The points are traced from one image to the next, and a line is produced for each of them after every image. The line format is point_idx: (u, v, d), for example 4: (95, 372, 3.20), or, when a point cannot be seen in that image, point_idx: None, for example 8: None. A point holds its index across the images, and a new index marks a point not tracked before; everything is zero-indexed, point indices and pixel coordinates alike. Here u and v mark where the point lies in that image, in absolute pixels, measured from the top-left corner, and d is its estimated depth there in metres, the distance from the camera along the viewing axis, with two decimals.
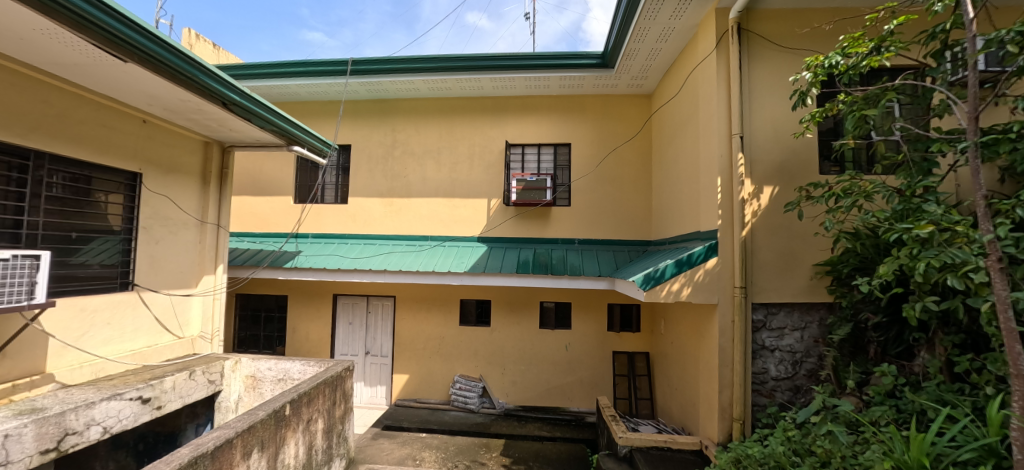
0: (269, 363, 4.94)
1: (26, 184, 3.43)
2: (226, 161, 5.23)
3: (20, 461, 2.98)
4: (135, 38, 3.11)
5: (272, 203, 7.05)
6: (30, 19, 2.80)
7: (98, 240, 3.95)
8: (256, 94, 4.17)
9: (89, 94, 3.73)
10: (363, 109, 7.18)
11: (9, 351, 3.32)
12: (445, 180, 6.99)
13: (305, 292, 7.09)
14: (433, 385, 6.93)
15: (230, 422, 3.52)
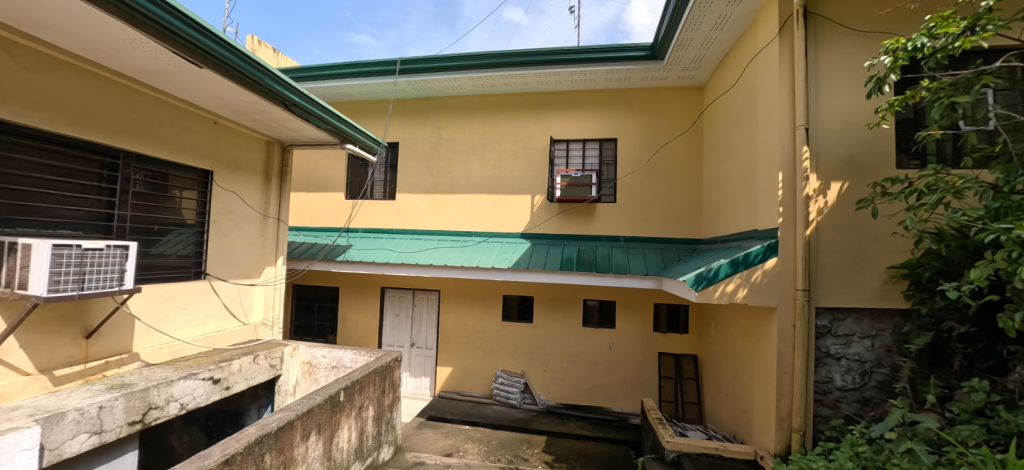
0: (324, 350, 5.22)
1: (115, 181, 3.81)
2: (286, 159, 5.56)
3: (112, 430, 3.35)
4: (207, 44, 3.37)
5: (325, 199, 7.42)
6: (120, 31, 3.11)
7: (175, 232, 4.34)
8: (313, 95, 4.40)
9: (168, 97, 4.09)
10: (409, 108, 7.38)
11: (104, 331, 3.73)
12: (489, 176, 7.04)
13: (354, 284, 7.42)
14: (475, 378, 7.04)
15: (291, 405, 3.77)
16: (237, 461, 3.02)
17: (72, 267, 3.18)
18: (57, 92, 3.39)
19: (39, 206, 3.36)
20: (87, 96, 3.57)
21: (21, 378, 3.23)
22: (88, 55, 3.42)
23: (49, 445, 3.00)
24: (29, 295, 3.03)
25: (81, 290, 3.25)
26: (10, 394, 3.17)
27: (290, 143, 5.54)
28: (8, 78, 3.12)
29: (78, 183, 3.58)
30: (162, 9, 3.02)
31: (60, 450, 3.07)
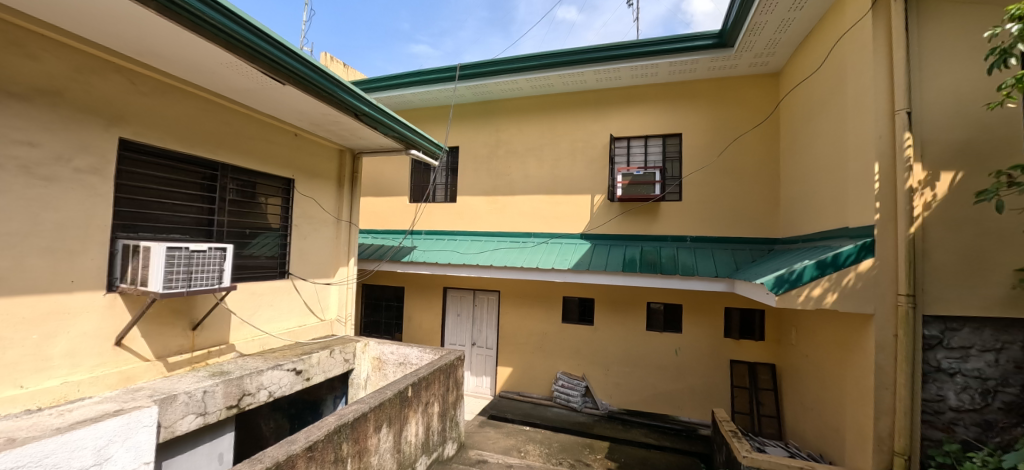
0: (393, 347, 5.44)
1: (214, 190, 4.27)
2: (356, 166, 5.94)
3: (213, 412, 3.73)
4: (288, 61, 3.69)
5: (391, 202, 7.81)
6: (217, 56, 3.48)
7: (263, 235, 4.78)
8: (382, 104, 4.64)
9: (256, 113, 4.53)
10: (469, 112, 7.57)
11: (207, 323, 4.18)
12: (547, 177, 7.01)
13: (419, 284, 7.72)
14: (535, 380, 7.03)
15: (364, 398, 4.01)
16: (319, 447, 3.26)
17: (181, 267, 3.55)
18: (171, 114, 3.83)
19: (157, 214, 3.81)
20: (193, 115, 4.01)
21: (143, 363, 3.67)
22: (192, 79, 3.87)
23: (165, 423, 3.40)
24: (148, 290, 3.42)
25: (189, 287, 3.60)
26: (135, 376, 3.61)
27: (360, 151, 5.91)
28: (132, 103, 3.57)
29: (186, 192, 4.03)
30: (252, 33, 3.36)
31: (173, 428, 3.47)
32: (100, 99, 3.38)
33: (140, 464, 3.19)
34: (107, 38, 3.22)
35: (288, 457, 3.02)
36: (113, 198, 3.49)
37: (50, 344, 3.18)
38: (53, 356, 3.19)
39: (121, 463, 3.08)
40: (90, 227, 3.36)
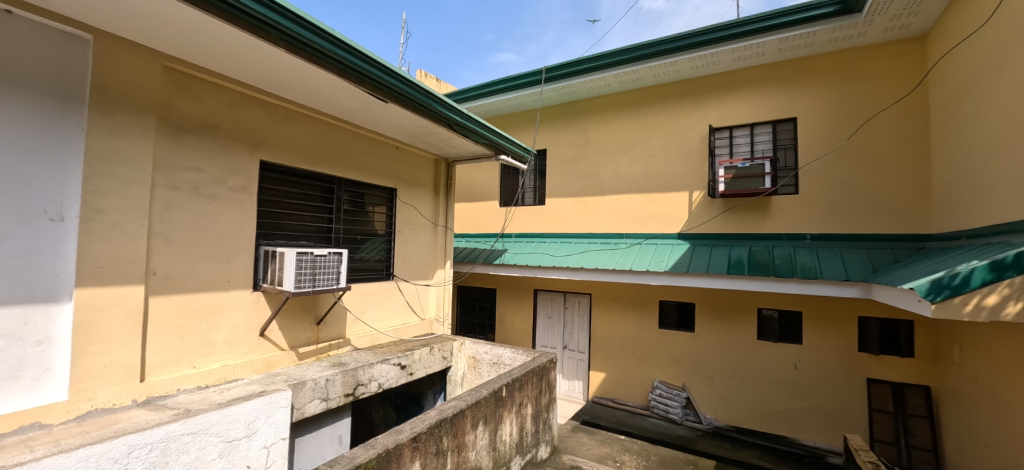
0: (487, 347, 5.60)
1: (332, 201, 4.76)
2: (450, 174, 6.30)
3: (334, 399, 4.14)
4: (388, 81, 4.03)
5: (482, 207, 8.12)
6: (332, 82, 3.92)
7: (372, 241, 5.24)
8: (473, 114, 4.85)
9: (364, 130, 4.98)
10: (556, 114, 7.56)
11: (330, 319, 4.68)
12: (639, 175, 6.70)
13: (509, 287, 7.85)
14: (630, 388, 6.70)
15: (462, 395, 4.20)
16: (422, 438, 3.47)
17: (307, 270, 3.97)
18: (297, 135, 4.33)
19: (288, 224, 4.36)
20: (314, 135, 4.49)
21: (280, 352, 4.20)
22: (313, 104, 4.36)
23: (297, 405, 3.86)
24: (284, 289, 3.90)
25: (314, 286, 4.02)
26: (274, 363, 4.14)
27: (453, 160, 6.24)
28: (267, 129, 4.09)
29: (309, 204, 4.55)
30: (359, 58, 3.74)
31: (303, 410, 3.91)
32: (245, 127, 3.93)
33: (279, 439, 3.74)
34: (248, 75, 3.76)
35: (396, 445, 3.25)
36: (256, 211, 4.04)
37: (214, 333, 3.73)
38: (216, 342, 3.74)
39: (265, 437, 3.62)
40: (240, 235, 3.92)
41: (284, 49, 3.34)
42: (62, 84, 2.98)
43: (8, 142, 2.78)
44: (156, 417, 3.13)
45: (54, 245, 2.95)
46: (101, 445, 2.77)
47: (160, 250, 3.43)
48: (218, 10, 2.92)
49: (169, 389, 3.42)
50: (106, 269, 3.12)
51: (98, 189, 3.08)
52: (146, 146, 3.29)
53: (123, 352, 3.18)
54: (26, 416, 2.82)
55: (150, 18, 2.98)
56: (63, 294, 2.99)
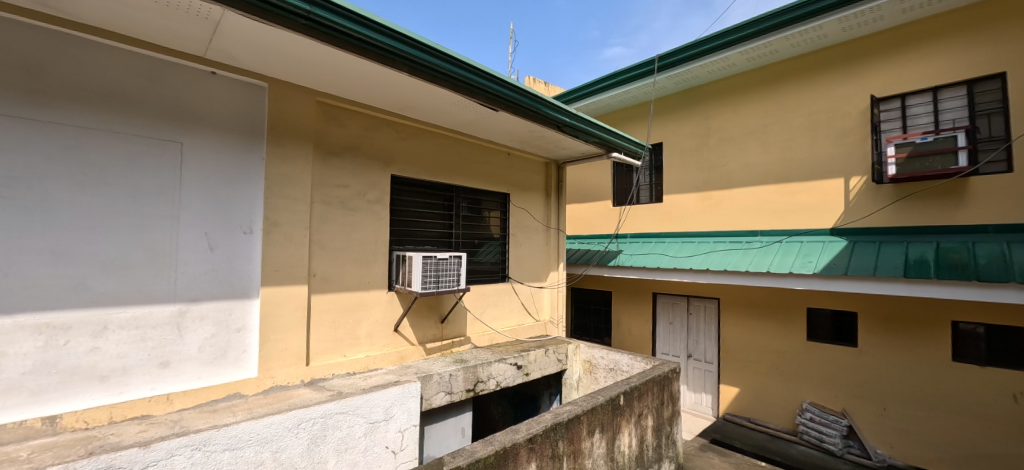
0: (603, 351, 5.46)
1: (451, 208, 5.12)
2: (561, 176, 6.34)
3: (456, 393, 4.42)
4: (496, 89, 4.18)
5: (594, 208, 8.52)
6: (448, 97, 4.21)
7: (488, 244, 5.50)
8: (582, 113, 4.78)
9: (478, 139, 5.24)
10: (671, 103, 7.63)
11: (452, 317, 5.05)
12: (777, 162, 6.43)
13: (627, 290, 8.11)
14: (773, 406, 6.45)
15: (577, 401, 4.13)
16: (538, 440, 3.50)
17: (432, 272, 4.33)
18: (418, 149, 4.76)
19: (414, 230, 4.83)
20: (433, 149, 4.89)
21: (410, 346, 4.66)
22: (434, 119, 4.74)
23: (426, 396, 4.23)
24: (412, 290, 4.30)
25: (438, 287, 4.36)
26: (407, 355, 4.61)
27: (564, 162, 6.25)
28: (395, 146, 4.58)
29: (431, 211, 4.97)
30: (471, 71, 3.97)
31: (431, 401, 4.26)
32: (379, 146, 4.46)
33: (411, 425, 4.12)
34: (379, 100, 4.25)
35: (512, 445, 3.32)
36: (389, 220, 4.55)
37: (358, 327, 4.30)
38: (360, 335, 4.31)
39: (400, 422, 4.03)
40: (377, 242, 4.46)
41: (408, 73, 3.70)
42: (248, 125, 3.72)
43: (215, 174, 3.56)
44: (317, 396, 3.73)
45: (246, 252, 3.69)
46: (278, 416, 3.39)
47: (318, 256, 4.08)
48: (354, 47, 3.34)
49: (326, 373, 4.04)
50: (281, 270, 3.81)
51: (275, 206, 3.78)
52: (306, 168, 3.94)
53: (294, 339, 3.86)
54: (230, 387, 3.57)
55: (306, 62, 3.56)
56: (253, 291, 3.72)
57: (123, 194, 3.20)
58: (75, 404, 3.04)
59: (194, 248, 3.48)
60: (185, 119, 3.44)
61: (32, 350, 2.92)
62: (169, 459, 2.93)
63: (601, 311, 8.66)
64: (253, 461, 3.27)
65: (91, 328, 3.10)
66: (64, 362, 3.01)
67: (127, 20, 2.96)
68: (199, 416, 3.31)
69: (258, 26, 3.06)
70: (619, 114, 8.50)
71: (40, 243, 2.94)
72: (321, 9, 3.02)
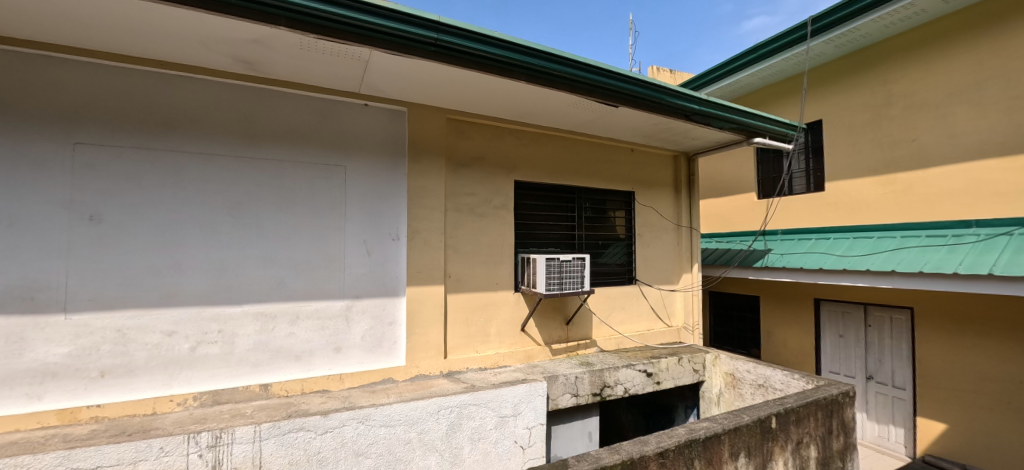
0: (749, 364, 4.90)
1: (573, 209, 5.20)
2: (693, 168, 5.93)
3: (582, 396, 4.39)
4: (617, 85, 4.09)
5: (735, 203, 7.76)
6: (566, 99, 4.25)
7: (612, 245, 5.45)
8: (715, 98, 4.45)
9: (599, 139, 5.22)
10: (831, 72, 6.55)
11: (577, 319, 5.05)
12: (1001, 127, 4.96)
13: (779, 295, 7.15)
14: (1006, 455, 4.97)
15: (717, 418, 3.70)
16: (670, 456, 3.24)
17: (555, 275, 4.44)
18: (537, 155, 4.93)
19: (538, 233, 5.01)
20: (553, 153, 5.01)
21: (537, 346, 4.82)
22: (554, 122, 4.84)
23: (552, 396, 4.29)
24: (536, 291, 4.44)
25: (561, 288, 4.45)
26: (533, 355, 4.77)
27: (696, 153, 5.85)
28: (517, 152, 4.82)
29: (553, 214, 5.11)
30: (589, 71, 3.95)
31: (557, 402, 4.31)
32: (502, 154, 4.75)
33: (538, 424, 4.22)
34: (500, 111, 4.53)
35: (641, 456, 3.12)
36: (514, 224, 4.80)
37: (488, 325, 4.62)
38: (490, 333, 4.62)
39: (528, 419, 4.17)
40: (504, 245, 4.74)
41: (526, 81, 3.84)
42: (394, 146, 4.29)
43: (371, 190, 4.18)
44: (454, 387, 4.06)
45: (395, 256, 4.25)
46: (422, 401, 3.76)
47: (453, 258, 4.50)
48: (477, 65, 3.60)
49: (461, 366, 4.40)
50: (423, 272, 4.29)
51: (416, 215, 4.28)
52: (440, 180, 4.39)
53: (434, 333, 4.31)
54: (385, 372, 4.11)
55: (437, 85, 3.97)
56: (401, 290, 4.25)
57: (307, 210, 3.94)
58: (279, 377, 3.80)
59: (356, 253, 4.11)
60: (347, 146, 4.11)
61: (253, 332, 3.73)
62: (340, 428, 3.45)
63: (749, 320, 7.75)
64: (403, 439, 3.67)
65: (289, 317, 3.85)
66: (273, 343, 3.78)
67: (305, 70, 3.67)
68: (363, 394, 3.87)
69: (398, 60, 3.51)
70: (766, 93, 7.48)
71: (256, 250, 3.75)
72: (447, 34, 3.35)
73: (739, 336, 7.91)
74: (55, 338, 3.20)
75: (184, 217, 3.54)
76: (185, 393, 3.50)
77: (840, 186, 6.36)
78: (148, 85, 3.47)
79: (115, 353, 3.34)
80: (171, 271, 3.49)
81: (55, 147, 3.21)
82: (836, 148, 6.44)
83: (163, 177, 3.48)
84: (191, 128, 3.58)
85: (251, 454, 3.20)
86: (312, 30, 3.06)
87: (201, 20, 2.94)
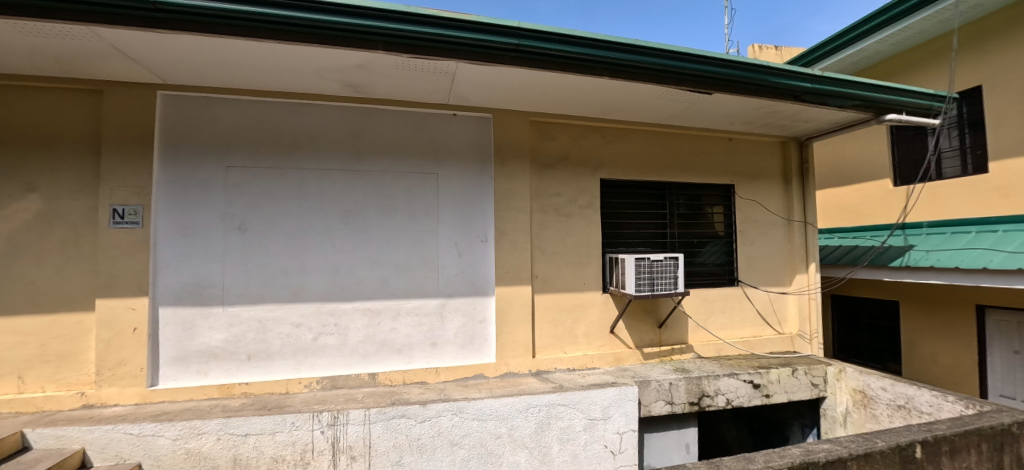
0: (884, 381, 4.38)
1: (665, 207, 5.06)
2: (806, 155, 5.44)
3: (678, 404, 4.20)
4: (722, 72, 3.85)
5: (862, 192, 6.67)
6: (653, 91, 4.04)
7: (710, 244, 5.23)
8: (830, 73, 4.10)
9: (693, 131, 5.05)
10: (991, 26, 5.30)
11: (671, 323, 4.88)
12: None
13: (925, 300, 5.93)
14: None
15: (841, 439, 3.19)
16: None
17: (646, 276, 4.33)
18: (624, 152, 4.86)
19: (627, 232, 4.94)
20: (641, 150, 4.93)
21: (627, 349, 4.71)
22: (639, 115, 4.67)
23: (644, 402, 4.12)
24: (626, 293, 4.36)
25: (653, 290, 4.34)
26: (623, 358, 4.66)
27: (809, 138, 5.41)
28: (603, 150, 4.80)
29: (643, 212, 5.00)
30: (681, 59, 3.75)
31: (650, 408, 4.14)
32: (587, 153, 4.75)
33: (630, 430, 4.06)
34: (580, 110, 4.49)
35: None
36: (600, 224, 4.76)
37: (576, 326, 4.60)
38: (578, 334, 4.60)
39: (618, 424, 4.03)
40: (590, 246, 4.70)
41: (609, 77, 3.72)
42: (481, 152, 4.48)
43: (461, 195, 4.42)
44: (543, 386, 4.06)
45: (483, 257, 4.43)
46: (511, 398, 3.82)
47: (540, 259, 4.56)
48: (558, 65, 3.57)
49: (549, 366, 4.44)
50: (510, 272, 4.41)
51: (503, 217, 4.42)
52: (525, 182, 4.48)
53: (522, 333, 4.40)
54: (477, 368, 4.30)
55: (521, 89, 4.01)
56: (490, 290, 4.42)
57: (406, 215, 4.30)
58: (384, 367, 4.19)
59: (449, 255, 4.38)
60: (438, 155, 4.40)
61: (362, 326, 4.17)
62: (437, 418, 3.67)
63: (884, 329, 6.53)
64: (494, 433, 3.78)
65: (391, 313, 4.23)
66: (379, 336, 4.19)
67: (401, 88, 3.98)
68: (456, 388, 4.07)
69: (482, 69, 3.63)
70: (900, 60, 6.31)
71: (364, 252, 4.20)
72: (528, 39, 3.41)
73: (871, 348, 6.70)
74: (215, 326, 3.89)
75: (307, 225, 4.09)
76: (309, 377, 4.01)
77: (1009, 164, 5.07)
78: (277, 114, 4.08)
79: (257, 340, 3.96)
80: (298, 272, 4.06)
81: (212, 170, 3.93)
82: (1003, 121, 5.14)
83: (290, 191, 4.06)
84: (310, 148, 4.12)
85: (362, 435, 3.54)
86: (405, 50, 3.30)
87: (313, 53, 3.32)
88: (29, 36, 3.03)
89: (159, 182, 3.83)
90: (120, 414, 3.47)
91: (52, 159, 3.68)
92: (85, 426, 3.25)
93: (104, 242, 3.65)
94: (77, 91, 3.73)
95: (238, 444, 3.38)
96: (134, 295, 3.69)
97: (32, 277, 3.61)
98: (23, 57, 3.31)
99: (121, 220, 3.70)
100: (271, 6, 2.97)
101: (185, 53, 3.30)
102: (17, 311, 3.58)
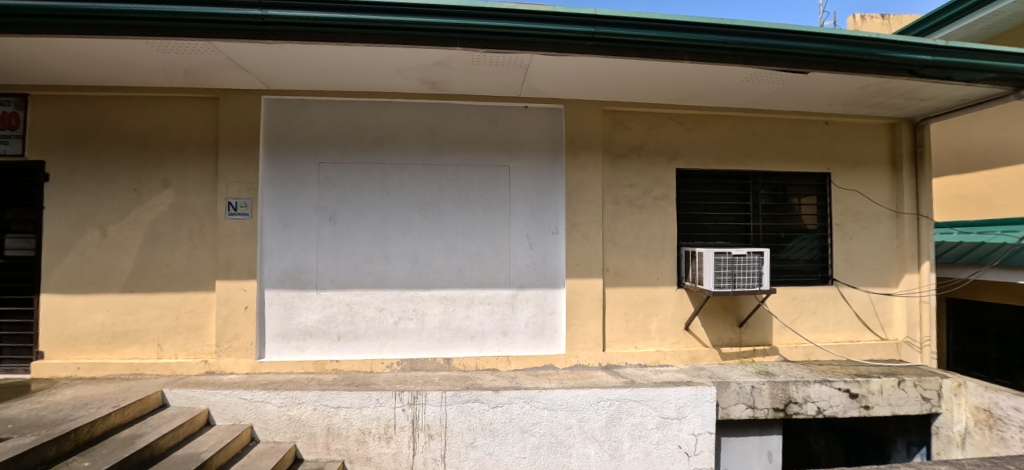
0: (1016, 401, 3.77)
1: (748, 198, 4.72)
2: (921, 138, 4.79)
3: (761, 409, 3.96)
4: (820, 48, 3.50)
5: (991, 179, 5.76)
6: (738, 73, 3.77)
7: (800, 238, 4.80)
8: (956, 43, 3.56)
9: (781, 115, 4.66)
10: None
11: (752, 322, 4.60)
12: None
13: None
14: None
15: (962, 461, 2.82)
16: None
17: (727, 271, 4.09)
18: (702, 140, 4.62)
19: (706, 224, 4.69)
20: (722, 137, 4.65)
21: (704, 347, 4.50)
22: (720, 100, 4.40)
23: (722, 404, 3.92)
24: (704, 288, 4.17)
25: (734, 286, 4.10)
26: (700, 357, 4.46)
27: (925, 118, 4.75)
28: (680, 138, 4.59)
29: (724, 203, 4.72)
30: (772, 37, 3.46)
31: (729, 411, 3.94)
32: (663, 142, 4.57)
33: (706, 432, 3.89)
34: (655, 97, 4.32)
35: None
36: (676, 216, 4.58)
37: (648, 321, 4.49)
38: (651, 330, 4.49)
39: (694, 424, 3.88)
40: (665, 239, 4.54)
41: (690, 61, 3.53)
42: (553, 144, 4.49)
43: (533, 186, 4.46)
44: (614, 381, 4.01)
45: (555, 249, 4.46)
46: (581, 390, 3.83)
47: (612, 252, 4.48)
48: (635, 53, 3.46)
49: (620, 360, 4.38)
50: (582, 265, 4.38)
51: (575, 209, 4.39)
52: (597, 173, 4.41)
53: (593, 326, 4.38)
54: (547, 359, 4.36)
55: (596, 78, 3.93)
56: (560, 282, 4.45)
57: (480, 207, 4.43)
58: (458, 353, 4.38)
59: (521, 246, 4.45)
60: (511, 147, 4.47)
61: (438, 313, 4.39)
62: (509, 404, 3.79)
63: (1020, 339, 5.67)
64: (564, 424, 3.81)
65: (465, 301, 4.40)
66: (453, 323, 4.39)
67: (476, 84, 4.08)
68: (527, 377, 4.14)
69: (556, 60, 3.60)
70: None
71: (440, 243, 4.40)
72: (604, 26, 3.33)
73: (1000, 360, 5.85)
74: (311, 307, 4.31)
75: (389, 215, 4.36)
76: (391, 358, 4.31)
77: None
78: (362, 112, 4.37)
79: (346, 322, 4.32)
80: (381, 260, 4.35)
81: (308, 165, 4.32)
82: None
83: (374, 184, 4.35)
84: (392, 145, 4.38)
85: (439, 416, 3.76)
86: (482, 45, 3.37)
87: (398, 53, 3.51)
88: (163, 52, 3.51)
89: (265, 177, 4.28)
90: (236, 381, 3.98)
91: (182, 159, 4.26)
92: (209, 389, 3.77)
93: (222, 231, 4.17)
94: (200, 100, 4.29)
95: (331, 415, 3.73)
96: (245, 278, 4.18)
97: (169, 261, 4.24)
98: (159, 71, 3.84)
99: (234, 212, 4.19)
100: (363, 12, 3.18)
101: (288, 61, 3.65)
102: (157, 289, 4.22)
